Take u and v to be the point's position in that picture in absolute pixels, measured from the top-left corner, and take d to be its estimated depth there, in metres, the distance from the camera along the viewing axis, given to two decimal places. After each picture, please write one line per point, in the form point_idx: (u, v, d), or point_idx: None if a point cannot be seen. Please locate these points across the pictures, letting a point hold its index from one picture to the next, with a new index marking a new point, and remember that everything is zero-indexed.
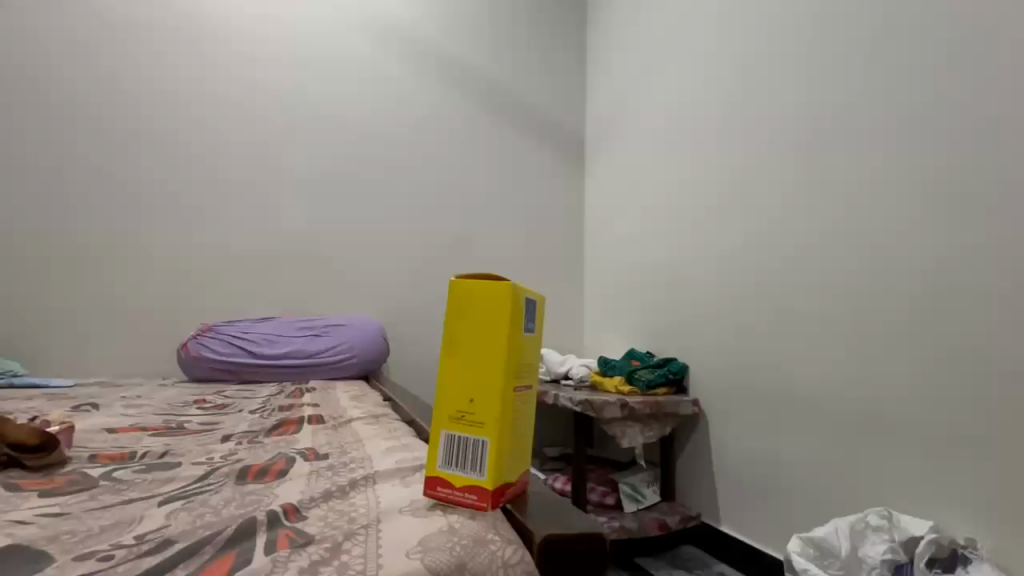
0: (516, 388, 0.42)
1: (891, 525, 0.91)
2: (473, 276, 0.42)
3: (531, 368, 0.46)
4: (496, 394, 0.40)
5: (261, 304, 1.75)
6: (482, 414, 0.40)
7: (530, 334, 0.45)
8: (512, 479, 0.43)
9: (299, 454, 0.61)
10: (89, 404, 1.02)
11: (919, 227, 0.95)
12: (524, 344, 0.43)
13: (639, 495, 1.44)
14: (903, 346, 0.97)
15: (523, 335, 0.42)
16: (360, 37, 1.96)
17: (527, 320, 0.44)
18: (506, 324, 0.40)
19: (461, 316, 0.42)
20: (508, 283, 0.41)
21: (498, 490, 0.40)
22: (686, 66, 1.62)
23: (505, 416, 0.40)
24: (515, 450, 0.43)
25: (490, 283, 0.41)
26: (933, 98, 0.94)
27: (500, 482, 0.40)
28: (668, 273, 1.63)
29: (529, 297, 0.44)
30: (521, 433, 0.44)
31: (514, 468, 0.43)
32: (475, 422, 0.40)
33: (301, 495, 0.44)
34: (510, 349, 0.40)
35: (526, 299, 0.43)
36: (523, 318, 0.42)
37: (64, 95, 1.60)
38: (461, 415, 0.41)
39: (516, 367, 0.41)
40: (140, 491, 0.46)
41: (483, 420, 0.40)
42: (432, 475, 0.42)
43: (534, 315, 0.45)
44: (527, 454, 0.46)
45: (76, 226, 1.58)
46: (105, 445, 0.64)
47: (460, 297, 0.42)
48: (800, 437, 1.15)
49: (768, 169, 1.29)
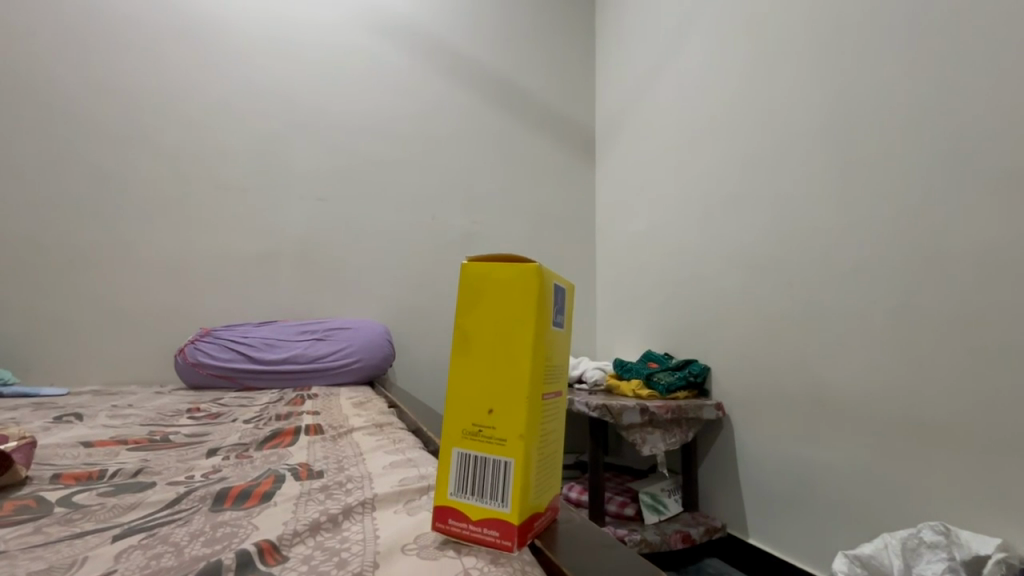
0: (544, 396, 0.34)
1: (949, 541, 0.80)
2: (488, 258, 0.35)
3: (560, 371, 0.38)
4: (521, 404, 0.32)
5: (261, 308, 1.68)
6: (503, 429, 0.33)
7: (558, 330, 0.37)
8: (540, 508, 0.35)
9: (290, 471, 0.53)
10: (73, 414, 0.95)
11: (965, 209, 0.86)
12: (552, 340, 0.35)
13: (661, 506, 1.33)
14: (951, 341, 0.87)
15: (551, 329, 0.35)
16: (363, 34, 1.90)
17: (555, 312, 0.36)
18: (532, 315, 0.33)
19: (475, 306, 0.34)
20: (532, 264, 0.33)
21: (525, 525, 0.33)
22: (700, 53, 1.54)
23: (532, 430, 0.33)
24: (544, 474, 0.36)
25: (510, 265, 0.34)
26: (974, 67, 0.86)
27: (527, 514, 0.33)
28: (685, 270, 1.55)
29: (556, 284, 0.37)
30: (549, 451, 0.37)
31: (543, 496, 0.36)
32: (495, 439, 0.33)
33: (285, 526, 0.37)
34: (537, 346, 0.33)
35: (553, 286, 0.36)
36: (550, 311, 0.35)
37: (60, 91, 1.54)
38: (477, 429, 0.33)
39: (543, 370, 0.34)
40: (95, 522, 0.39)
41: (505, 436, 0.32)
42: (441, 505, 0.34)
43: (562, 306, 0.38)
44: (557, 476, 0.39)
45: (69, 230, 1.52)
46: (74, 463, 0.57)
47: (472, 284, 0.35)
48: (836, 443, 1.06)
49: (792, 156, 1.20)
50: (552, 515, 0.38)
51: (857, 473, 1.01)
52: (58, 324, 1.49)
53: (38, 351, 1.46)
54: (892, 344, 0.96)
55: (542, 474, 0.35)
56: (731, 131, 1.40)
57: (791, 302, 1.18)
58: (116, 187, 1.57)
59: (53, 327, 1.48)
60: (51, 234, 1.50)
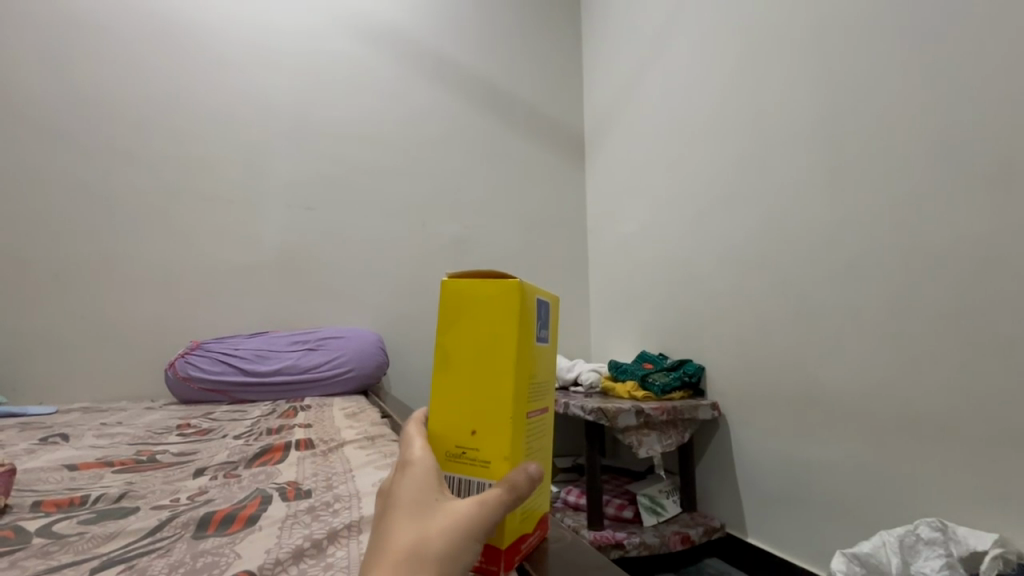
0: (529, 414, 0.34)
1: (946, 537, 0.80)
2: (468, 275, 0.34)
3: (547, 387, 0.37)
4: (505, 424, 0.32)
5: (251, 319, 1.67)
6: (487, 450, 0.32)
7: (542, 345, 0.36)
8: (529, 530, 0.35)
9: (278, 491, 0.53)
10: (59, 435, 0.93)
11: (956, 204, 0.87)
12: (535, 355, 0.35)
13: (659, 508, 1.32)
14: (945, 336, 0.87)
15: (535, 345, 0.34)
16: (348, 38, 1.89)
17: (540, 326, 0.36)
18: (514, 332, 0.32)
19: (456, 325, 0.34)
20: (513, 281, 0.32)
21: (512, 548, 0.32)
22: (687, 53, 1.55)
23: (517, 451, 0.32)
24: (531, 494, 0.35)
25: (492, 282, 0.33)
26: (961, 62, 0.87)
27: (513, 537, 0.32)
28: (677, 269, 1.55)
29: (540, 298, 0.36)
30: (536, 471, 0.36)
31: (531, 517, 0.35)
32: (479, 461, 0.32)
33: (267, 555, 0.36)
34: (522, 364, 0.32)
35: (536, 301, 0.35)
36: (533, 328, 0.34)
37: (40, 102, 1.52)
38: (461, 451, 0.33)
39: (527, 388, 0.33)
40: (74, 554, 0.38)
41: (490, 458, 0.32)
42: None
43: (547, 320, 0.37)
44: (546, 494, 0.39)
45: (56, 243, 1.50)
46: (57, 489, 0.56)
47: (453, 302, 0.34)
48: (832, 441, 1.06)
49: (781, 153, 1.21)
50: (542, 539, 0.38)
51: (854, 470, 1.01)
52: (44, 340, 1.46)
53: (24, 369, 1.44)
54: (886, 340, 0.96)
55: (530, 495, 0.35)
56: (719, 130, 1.40)
57: (784, 300, 1.18)
58: (101, 199, 1.55)
59: (38, 343, 1.46)
60: (34, 248, 1.48)
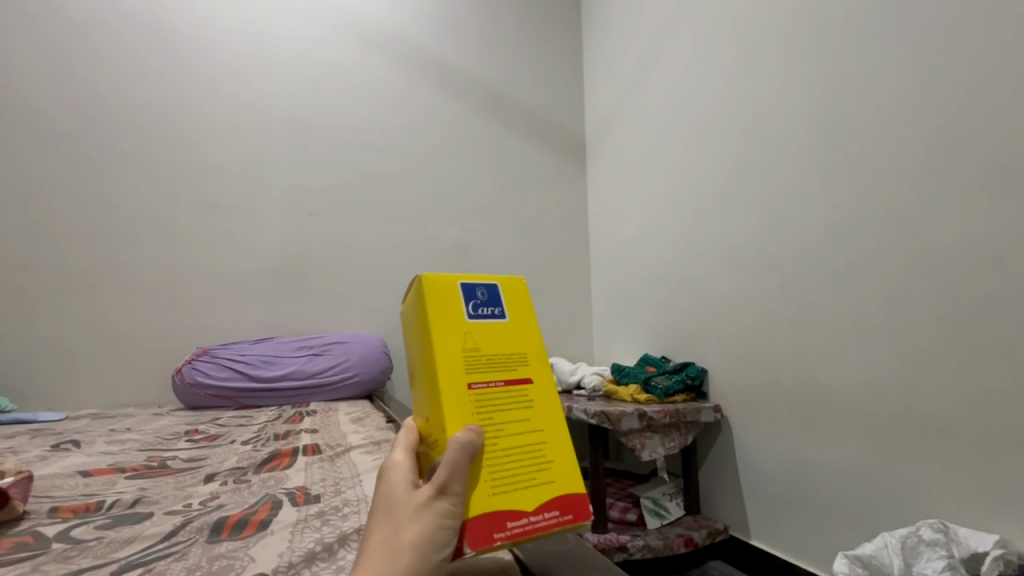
0: (470, 387, 0.38)
1: (948, 539, 0.81)
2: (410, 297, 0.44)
3: (510, 361, 0.40)
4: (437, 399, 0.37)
5: (256, 324, 1.68)
6: (437, 427, 0.37)
7: (487, 324, 0.41)
8: (521, 507, 0.35)
9: (287, 496, 0.54)
10: (70, 441, 0.95)
11: (955, 208, 0.88)
12: (469, 333, 0.39)
13: (663, 510, 1.33)
14: (945, 339, 0.88)
15: (465, 324, 0.39)
16: (351, 47, 1.92)
17: (475, 304, 0.41)
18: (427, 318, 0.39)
19: (416, 339, 0.43)
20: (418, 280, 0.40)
21: (485, 520, 0.34)
22: (687, 59, 1.56)
23: (454, 418, 0.36)
24: (517, 468, 0.37)
25: (415, 293, 0.42)
26: (958, 68, 0.88)
27: (480, 508, 0.34)
28: (678, 272, 1.55)
29: (472, 283, 0.41)
30: (514, 443, 0.37)
31: (525, 492, 0.36)
32: (438, 439, 0.38)
33: (280, 558, 0.38)
34: (441, 343, 0.38)
35: (460, 287, 0.41)
36: (458, 308, 0.40)
37: (48, 114, 1.55)
38: (433, 437, 0.39)
39: (461, 364, 0.38)
40: (94, 558, 0.40)
41: (440, 433, 0.37)
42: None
43: (489, 301, 0.41)
44: (561, 471, 0.38)
45: (64, 252, 1.52)
46: (72, 495, 0.57)
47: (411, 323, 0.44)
48: (833, 442, 1.07)
49: (780, 157, 1.22)
50: (570, 519, 0.37)
51: (856, 472, 1.02)
52: (53, 348, 1.48)
53: (33, 376, 1.46)
54: (886, 343, 0.97)
55: (509, 466, 0.36)
56: (718, 134, 1.41)
57: (784, 303, 1.19)
58: (109, 208, 1.57)
59: (46, 351, 1.48)
60: (44, 256, 1.50)
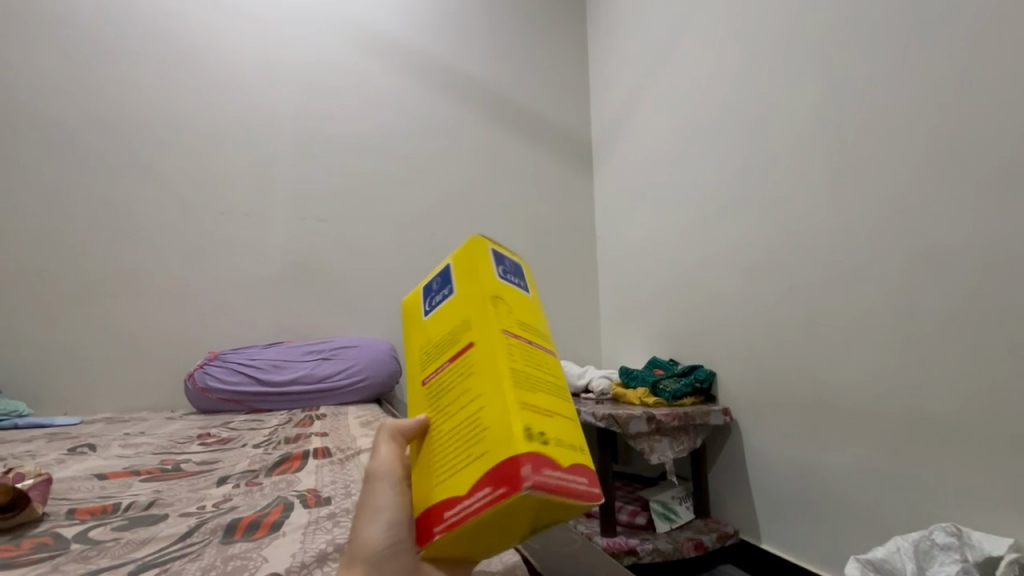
0: (421, 382, 0.35)
1: (961, 543, 0.79)
2: None
3: (454, 334, 0.33)
4: None
5: (266, 329, 1.70)
6: None
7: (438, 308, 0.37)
8: (453, 495, 0.27)
9: (299, 498, 0.55)
10: (86, 445, 0.96)
11: (964, 209, 0.87)
12: (425, 328, 0.37)
13: (672, 514, 1.32)
14: (956, 341, 0.87)
15: (421, 322, 0.38)
16: (359, 54, 1.94)
17: (431, 297, 0.38)
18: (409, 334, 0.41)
19: None
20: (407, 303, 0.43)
21: (426, 518, 0.29)
22: (693, 62, 1.56)
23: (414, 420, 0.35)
24: (454, 451, 0.29)
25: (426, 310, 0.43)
26: (965, 68, 0.87)
27: (422, 507, 0.29)
28: (686, 274, 1.55)
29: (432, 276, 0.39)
30: (452, 422, 0.30)
31: (459, 475, 0.28)
32: None
33: (292, 558, 0.39)
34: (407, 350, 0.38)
35: (421, 289, 0.39)
36: (419, 310, 0.39)
37: (64, 123, 1.58)
38: None
39: (418, 362, 0.36)
40: (111, 558, 0.41)
41: None
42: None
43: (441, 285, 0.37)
44: (496, 432, 0.27)
45: (79, 259, 1.55)
46: (89, 497, 0.59)
47: None
48: (844, 446, 1.06)
49: (787, 158, 1.22)
50: (503, 493, 0.25)
51: (868, 476, 1.01)
52: (69, 353, 1.51)
53: (49, 381, 1.49)
54: (897, 344, 0.96)
55: (447, 451, 0.30)
56: (725, 136, 1.41)
57: (793, 305, 1.18)
58: (122, 215, 1.60)
59: (62, 356, 1.51)
60: (60, 264, 1.53)
